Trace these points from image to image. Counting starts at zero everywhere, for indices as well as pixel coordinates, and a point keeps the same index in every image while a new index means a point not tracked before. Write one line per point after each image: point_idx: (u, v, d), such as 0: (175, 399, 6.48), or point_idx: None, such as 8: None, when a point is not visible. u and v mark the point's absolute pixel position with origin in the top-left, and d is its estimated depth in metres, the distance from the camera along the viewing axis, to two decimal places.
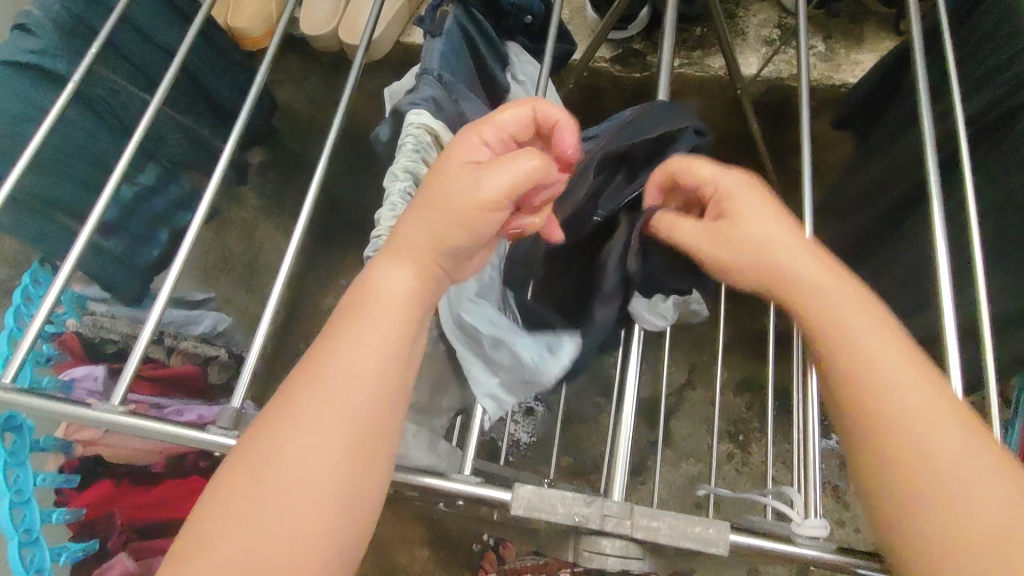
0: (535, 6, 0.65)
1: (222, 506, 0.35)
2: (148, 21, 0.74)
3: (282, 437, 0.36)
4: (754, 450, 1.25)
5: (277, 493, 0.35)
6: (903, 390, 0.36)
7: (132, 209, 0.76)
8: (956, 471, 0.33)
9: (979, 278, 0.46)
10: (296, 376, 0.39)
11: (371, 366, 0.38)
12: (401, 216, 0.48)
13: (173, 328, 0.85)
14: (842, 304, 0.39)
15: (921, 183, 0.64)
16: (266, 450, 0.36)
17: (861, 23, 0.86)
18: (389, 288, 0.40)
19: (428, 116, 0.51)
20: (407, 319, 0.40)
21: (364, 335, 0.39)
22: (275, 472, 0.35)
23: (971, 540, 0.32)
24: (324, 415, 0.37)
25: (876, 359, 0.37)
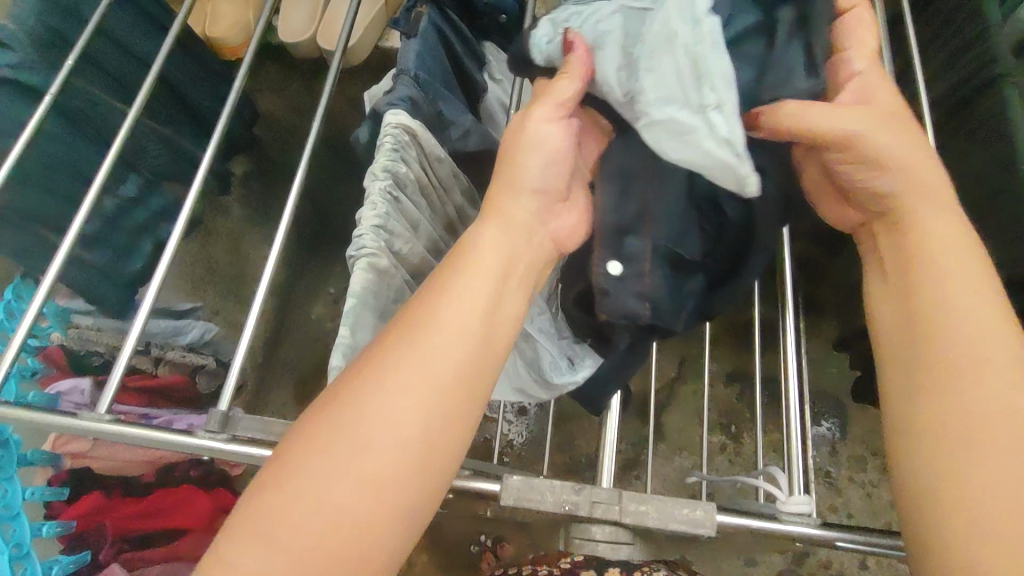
0: (509, 6, 0.65)
1: (303, 456, 0.39)
2: (126, 33, 0.74)
3: (362, 409, 0.39)
4: (746, 441, 1.27)
5: (354, 458, 0.38)
6: (993, 401, 0.39)
7: (115, 220, 0.76)
8: (987, 475, 0.38)
9: None
10: (369, 356, 0.42)
11: (446, 348, 0.42)
12: (382, 215, 0.48)
13: (160, 339, 0.85)
14: (965, 313, 0.42)
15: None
16: (345, 419, 0.39)
17: None
18: (466, 275, 0.45)
19: (405, 116, 0.51)
20: (471, 307, 0.43)
21: (443, 317, 0.43)
22: (355, 438, 0.39)
23: (975, 526, 0.37)
24: (406, 392, 0.40)
25: (983, 376, 0.40)
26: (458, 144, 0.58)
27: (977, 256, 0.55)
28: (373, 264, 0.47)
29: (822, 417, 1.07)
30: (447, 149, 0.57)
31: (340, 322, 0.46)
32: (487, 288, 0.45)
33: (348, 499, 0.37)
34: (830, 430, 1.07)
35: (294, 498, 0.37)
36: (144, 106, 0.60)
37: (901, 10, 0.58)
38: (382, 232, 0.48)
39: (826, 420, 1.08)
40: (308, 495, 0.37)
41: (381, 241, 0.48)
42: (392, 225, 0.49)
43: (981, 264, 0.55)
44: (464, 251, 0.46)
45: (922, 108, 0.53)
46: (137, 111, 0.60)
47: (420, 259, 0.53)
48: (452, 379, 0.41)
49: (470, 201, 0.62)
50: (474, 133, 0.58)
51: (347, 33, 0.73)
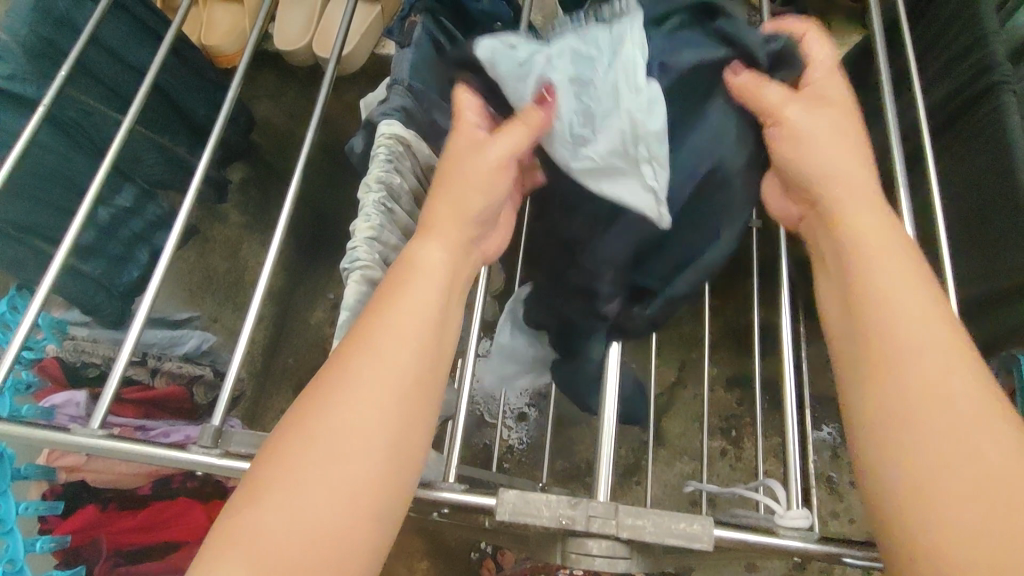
0: (504, 14, 0.63)
1: (266, 482, 0.38)
2: (120, 42, 0.74)
3: (327, 431, 0.39)
4: (746, 446, 1.27)
5: (304, 460, 0.38)
6: (942, 396, 0.38)
7: (110, 231, 0.75)
8: (944, 474, 0.36)
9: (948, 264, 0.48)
10: (331, 369, 0.42)
11: (406, 358, 0.42)
12: (376, 227, 0.48)
13: (157, 349, 0.85)
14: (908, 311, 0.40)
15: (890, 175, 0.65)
16: (307, 438, 0.39)
17: (828, 17, 0.87)
18: (416, 272, 0.45)
19: (400, 127, 0.51)
20: (418, 304, 0.43)
21: (391, 314, 0.43)
22: (323, 458, 0.39)
23: (938, 529, 0.35)
24: (368, 404, 0.40)
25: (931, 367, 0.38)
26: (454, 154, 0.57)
27: (975, 264, 0.54)
28: (366, 277, 0.47)
29: (822, 421, 1.07)
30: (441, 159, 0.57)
31: (335, 336, 0.46)
32: (437, 283, 0.45)
33: (310, 529, 0.37)
34: (830, 434, 1.07)
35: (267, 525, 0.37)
36: (137, 117, 0.60)
37: (898, 17, 0.58)
38: (376, 245, 0.48)
39: (826, 424, 1.08)
40: (279, 521, 0.37)
41: (375, 253, 0.48)
42: (387, 237, 0.49)
43: (979, 271, 0.54)
44: (412, 260, 0.45)
45: (920, 114, 0.53)
46: (130, 121, 0.60)
47: None
48: (409, 381, 0.41)
49: None
50: None
51: (342, 41, 0.72)
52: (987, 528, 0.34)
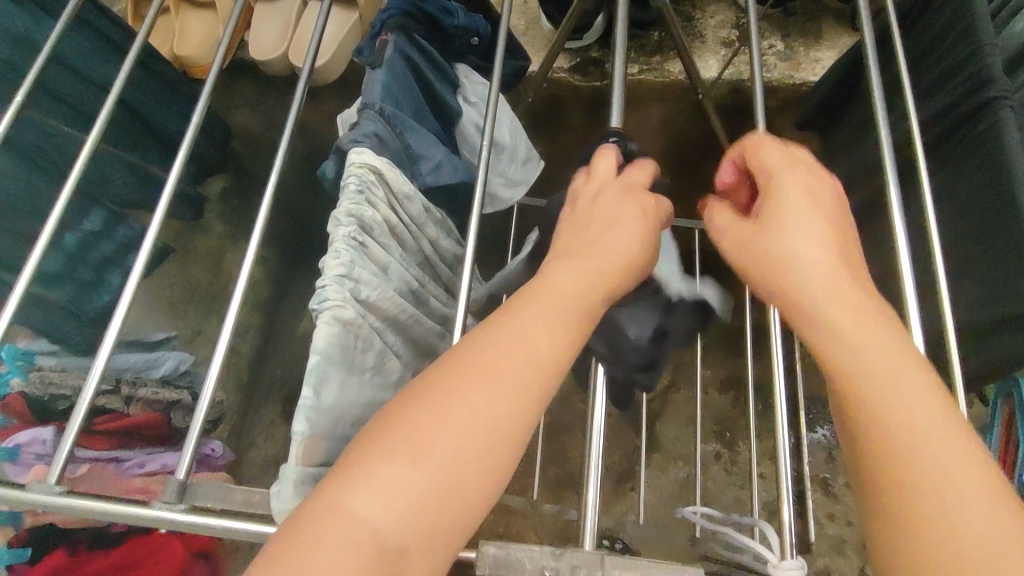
0: (480, 28, 0.62)
1: (348, 489, 0.33)
2: (82, 59, 0.71)
3: (441, 428, 0.35)
4: (741, 448, 1.26)
5: (435, 454, 0.34)
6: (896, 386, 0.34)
7: (78, 256, 0.72)
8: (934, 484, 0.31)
9: (944, 290, 0.46)
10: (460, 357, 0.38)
11: (541, 377, 0.37)
12: (346, 263, 0.46)
13: (131, 373, 0.81)
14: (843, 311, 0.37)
15: (885, 188, 0.63)
16: (415, 429, 0.35)
17: (817, 19, 0.85)
18: (557, 281, 0.41)
19: (369, 154, 0.49)
20: (565, 311, 0.40)
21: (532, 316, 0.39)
22: (424, 453, 0.34)
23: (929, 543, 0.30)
24: (494, 405, 0.36)
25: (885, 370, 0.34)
26: (429, 180, 0.54)
27: (975, 284, 0.52)
28: (338, 317, 0.45)
29: (817, 424, 1.06)
30: (416, 185, 0.54)
31: (302, 382, 0.43)
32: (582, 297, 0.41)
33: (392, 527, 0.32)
34: (825, 436, 1.06)
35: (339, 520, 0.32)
36: (97, 144, 0.57)
37: (891, 27, 0.55)
38: (347, 282, 0.46)
39: (821, 427, 1.06)
40: (358, 512, 0.32)
41: (346, 291, 0.45)
42: (359, 273, 0.47)
43: (977, 291, 0.52)
44: (557, 279, 0.41)
45: (915, 131, 0.50)
46: (90, 148, 0.57)
47: (391, 304, 0.50)
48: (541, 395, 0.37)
49: (443, 233, 0.59)
50: (446, 166, 0.55)
51: (315, 49, 0.68)
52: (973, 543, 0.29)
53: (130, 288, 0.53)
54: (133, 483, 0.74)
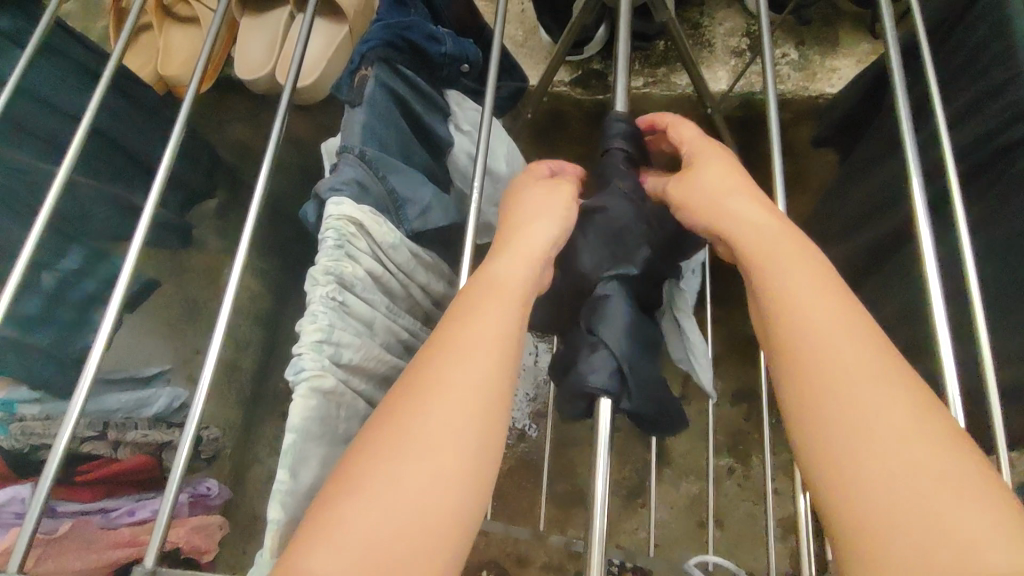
0: (470, 53, 0.58)
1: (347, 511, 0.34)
2: (52, 91, 0.68)
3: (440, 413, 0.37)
4: (755, 463, 1.22)
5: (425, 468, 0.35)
6: (850, 390, 0.35)
7: (56, 297, 0.70)
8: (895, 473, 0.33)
9: (983, 334, 0.41)
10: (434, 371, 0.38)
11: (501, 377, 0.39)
12: (325, 328, 0.42)
13: (123, 415, 0.79)
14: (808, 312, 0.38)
15: (912, 214, 0.58)
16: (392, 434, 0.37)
17: (834, 25, 0.79)
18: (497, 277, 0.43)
19: (348, 205, 0.45)
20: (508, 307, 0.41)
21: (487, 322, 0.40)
22: (422, 463, 0.35)
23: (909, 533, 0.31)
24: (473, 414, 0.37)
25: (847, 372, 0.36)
26: (416, 225, 0.50)
27: (1015, 328, 0.48)
28: (317, 387, 0.41)
29: None
30: (403, 232, 0.50)
31: (278, 463, 0.40)
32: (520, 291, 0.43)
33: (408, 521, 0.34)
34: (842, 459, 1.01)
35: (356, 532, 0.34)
36: (65, 184, 0.53)
37: (916, 35, 0.49)
38: (325, 349, 0.42)
39: None
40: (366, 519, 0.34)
41: (324, 359, 0.42)
42: (339, 336, 0.43)
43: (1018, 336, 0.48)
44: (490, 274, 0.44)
45: (945, 155, 0.45)
46: (59, 188, 0.53)
47: (375, 362, 0.47)
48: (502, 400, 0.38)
49: (436, 274, 0.55)
50: (434, 208, 0.51)
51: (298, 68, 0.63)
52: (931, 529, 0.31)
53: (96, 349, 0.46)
54: (120, 536, 0.73)
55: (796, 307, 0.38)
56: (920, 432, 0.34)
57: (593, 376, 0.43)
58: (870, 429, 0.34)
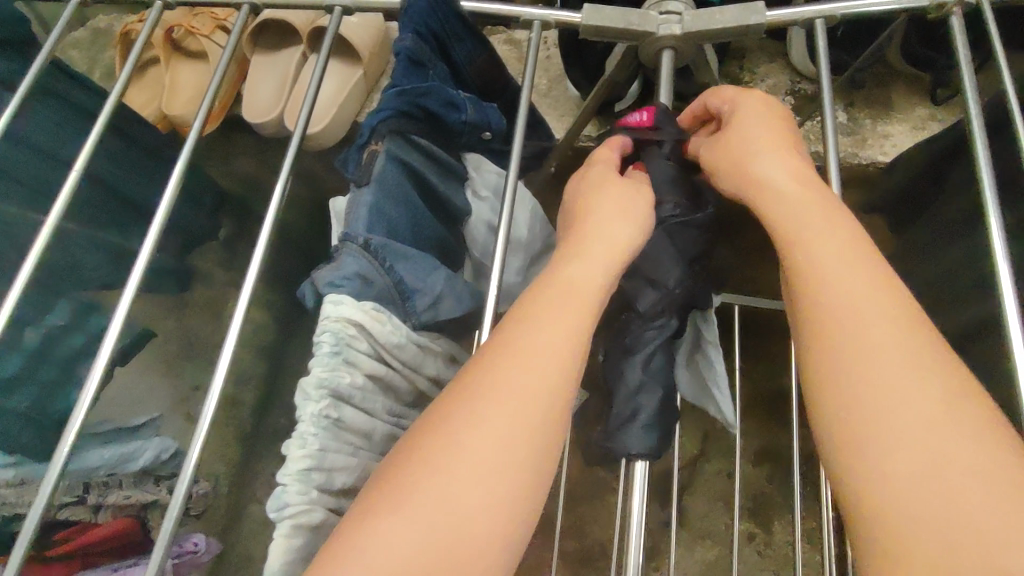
0: (494, 120, 0.52)
1: (390, 503, 0.34)
2: (44, 136, 0.64)
3: (470, 426, 0.36)
4: (778, 530, 1.13)
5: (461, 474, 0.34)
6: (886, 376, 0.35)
7: (41, 355, 0.64)
8: (924, 447, 0.33)
9: None
10: (475, 377, 0.38)
11: (548, 395, 0.37)
12: (314, 455, 0.36)
13: (105, 471, 0.71)
14: (843, 298, 0.38)
15: (992, 308, 0.51)
16: (457, 425, 0.36)
17: (887, 86, 0.74)
18: (566, 285, 0.41)
19: (347, 306, 0.39)
20: (567, 330, 0.39)
21: (532, 338, 0.39)
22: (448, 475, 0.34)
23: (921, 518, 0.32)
24: (505, 426, 0.36)
25: (879, 353, 0.36)
26: (426, 318, 0.44)
27: None
28: (300, 527, 0.36)
29: None
30: (411, 325, 0.44)
31: None
32: (585, 317, 0.41)
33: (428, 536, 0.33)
34: None
35: (382, 527, 0.33)
36: (51, 236, 0.48)
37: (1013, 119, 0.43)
38: (313, 481, 0.36)
39: None
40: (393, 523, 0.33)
41: (311, 491, 0.36)
42: (332, 460, 0.37)
43: None
44: (562, 278, 0.42)
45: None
46: (42, 241, 0.45)
47: None
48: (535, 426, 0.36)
49: (450, 369, 0.49)
50: (446, 297, 0.45)
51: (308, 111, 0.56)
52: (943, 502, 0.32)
53: (68, 428, 0.40)
54: None
55: (825, 291, 0.39)
56: (951, 426, 0.33)
57: (634, 447, 0.44)
58: (892, 416, 0.34)
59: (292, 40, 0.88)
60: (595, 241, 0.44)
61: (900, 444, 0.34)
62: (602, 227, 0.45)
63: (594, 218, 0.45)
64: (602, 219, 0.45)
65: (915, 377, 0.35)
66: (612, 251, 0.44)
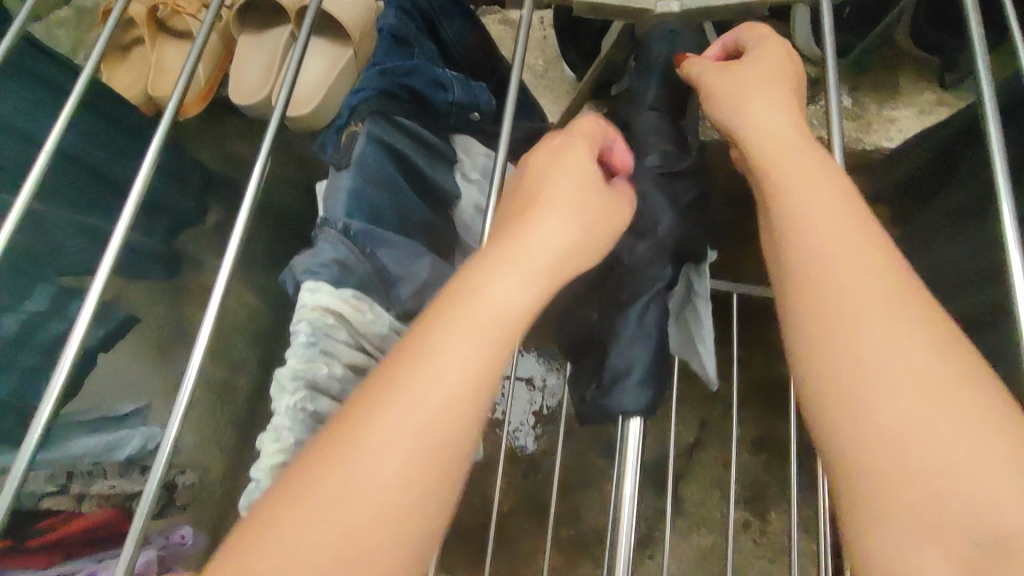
0: (482, 101, 0.50)
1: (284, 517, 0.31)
2: (19, 116, 0.62)
3: (374, 429, 0.32)
4: (773, 519, 1.12)
5: (367, 480, 0.31)
6: (881, 356, 0.34)
7: (20, 341, 0.63)
8: (902, 436, 0.32)
9: None
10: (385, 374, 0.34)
11: (455, 399, 0.34)
12: (289, 450, 0.35)
13: (90, 460, 0.69)
14: (842, 273, 0.36)
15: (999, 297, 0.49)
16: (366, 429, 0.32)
17: (894, 69, 0.71)
18: (487, 294, 0.37)
19: (324, 294, 0.38)
20: (488, 332, 0.36)
21: (450, 337, 0.35)
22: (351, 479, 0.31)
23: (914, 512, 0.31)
24: (407, 434, 0.32)
25: (870, 330, 0.34)
26: (410, 306, 0.42)
27: None
28: None
29: None
30: (393, 314, 0.42)
31: None
32: (506, 324, 0.36)
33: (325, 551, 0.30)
34: None
35: (272, 537, 0.30)
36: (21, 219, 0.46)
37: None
38: (289, 477, 0.35)
39: None
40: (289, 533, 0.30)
41: (287, 487, 0.35)
42: (309, 454, 0.36)
43: None
44: (486, 290, 0.37)
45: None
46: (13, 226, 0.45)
47: None
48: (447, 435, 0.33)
49: None
50: (433, 284, 0.43)
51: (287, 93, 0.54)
52: (943, 500, 0.30)
53: (35, 422, 0.39)
54: None
55: (822, 260, 0.37)
56: (950, 401, 0.32)
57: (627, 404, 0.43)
58: (883, 399, 0.33)
59: (280, 18, 0.86)
60: (534, 242, 0.40)
61: (892, 433, 0.32)
62: (545, 229, 0.40)
63: (537, 216, 0.41)
64: (542, 222, 0.40)
65: (911, 359, 0.33)
66: (552, 255, 0.39)
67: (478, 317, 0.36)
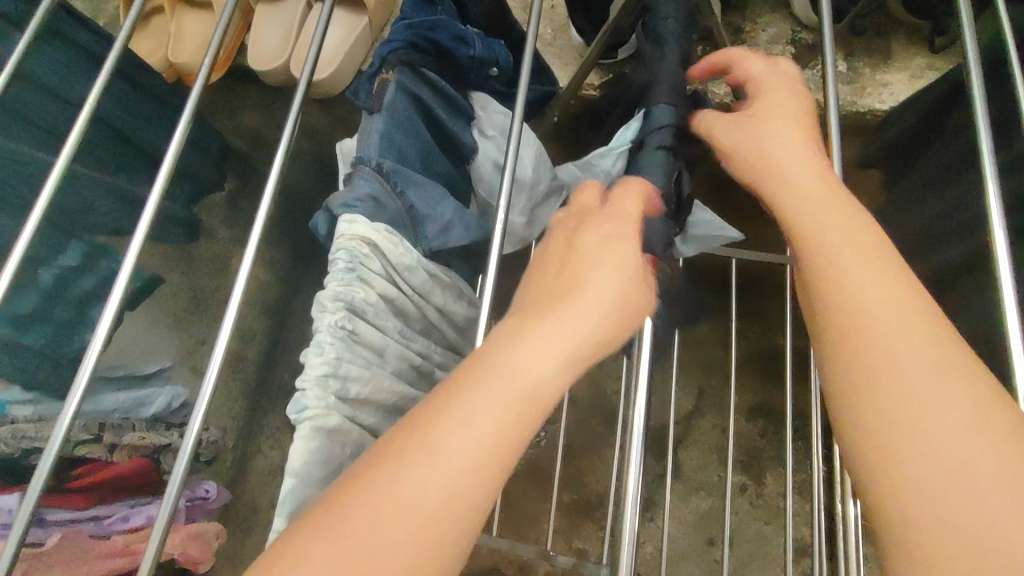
0: (500, 57, 0.53)
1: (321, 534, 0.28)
2: (55, 77, 0.65)
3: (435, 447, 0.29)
4: (769, 482, 1.16)
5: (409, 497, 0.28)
6: (898, 365, 0.31)
7: (57, 293, 0.66)
8: (925, 440, 0.29)
9: None
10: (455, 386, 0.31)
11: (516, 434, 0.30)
12: (332, 362, 0.39)
13: (120, 414, 0.77)
14: (858, 278, 0.33)
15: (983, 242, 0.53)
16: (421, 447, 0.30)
17: (887, 36, 0.74)
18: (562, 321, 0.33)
19: (361, 224, 0.41)
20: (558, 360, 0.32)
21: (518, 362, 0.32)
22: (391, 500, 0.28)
23: (933, 527, 0.27)
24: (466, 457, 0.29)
25: (888, 335, 0.31)
26: (435, 244, 0.46)
27: None
28: (320, 429, 0.38)
29: None
30: (421, 251, 0.46)
31: (275, 512, 0.36)
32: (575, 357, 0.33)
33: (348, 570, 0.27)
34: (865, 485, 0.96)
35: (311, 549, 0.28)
36: None
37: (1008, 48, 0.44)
38: (331, 386, 0.39)
39: None
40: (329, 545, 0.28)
41: (330, 396, 0.38)
42: (348, 368, 0.40)
43: None
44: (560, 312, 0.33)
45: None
46: (56, 176, 0.44)
47: (386, 394, 0.43)
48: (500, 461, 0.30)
49: (457, 297, 0.51)
50: (455, 225, 0.47)
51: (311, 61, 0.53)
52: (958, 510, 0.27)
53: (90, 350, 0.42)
54: (113, 545, 0.72)
55: (842, 267, 0.34)
56: (961, 403, 0.29)
57: None
58: (907, 402, 0.30)
59: None
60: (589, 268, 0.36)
61: (914, 433, 0.29)
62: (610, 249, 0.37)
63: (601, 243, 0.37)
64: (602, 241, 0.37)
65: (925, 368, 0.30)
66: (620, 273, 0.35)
67: (552, 339, 0.32)
